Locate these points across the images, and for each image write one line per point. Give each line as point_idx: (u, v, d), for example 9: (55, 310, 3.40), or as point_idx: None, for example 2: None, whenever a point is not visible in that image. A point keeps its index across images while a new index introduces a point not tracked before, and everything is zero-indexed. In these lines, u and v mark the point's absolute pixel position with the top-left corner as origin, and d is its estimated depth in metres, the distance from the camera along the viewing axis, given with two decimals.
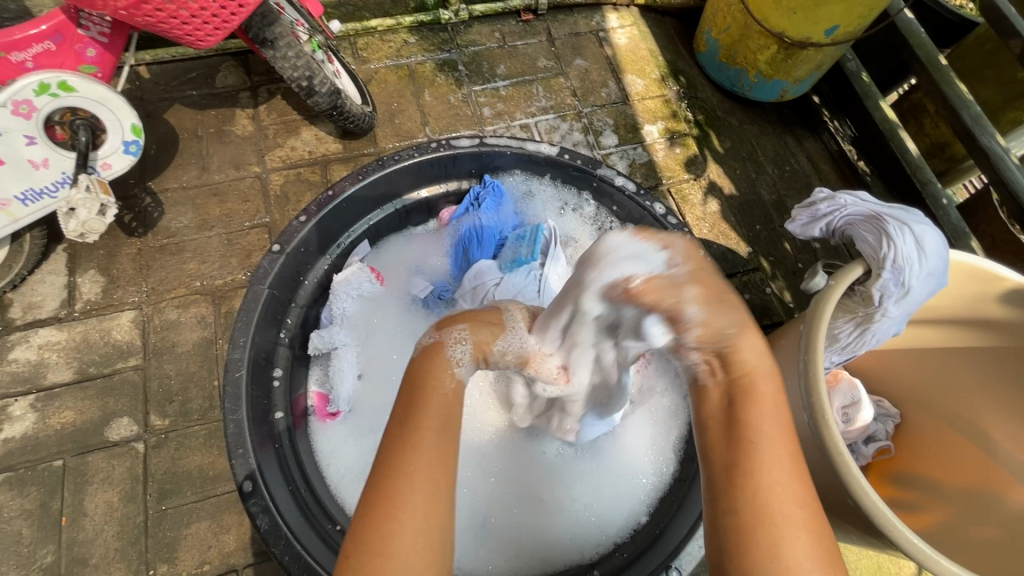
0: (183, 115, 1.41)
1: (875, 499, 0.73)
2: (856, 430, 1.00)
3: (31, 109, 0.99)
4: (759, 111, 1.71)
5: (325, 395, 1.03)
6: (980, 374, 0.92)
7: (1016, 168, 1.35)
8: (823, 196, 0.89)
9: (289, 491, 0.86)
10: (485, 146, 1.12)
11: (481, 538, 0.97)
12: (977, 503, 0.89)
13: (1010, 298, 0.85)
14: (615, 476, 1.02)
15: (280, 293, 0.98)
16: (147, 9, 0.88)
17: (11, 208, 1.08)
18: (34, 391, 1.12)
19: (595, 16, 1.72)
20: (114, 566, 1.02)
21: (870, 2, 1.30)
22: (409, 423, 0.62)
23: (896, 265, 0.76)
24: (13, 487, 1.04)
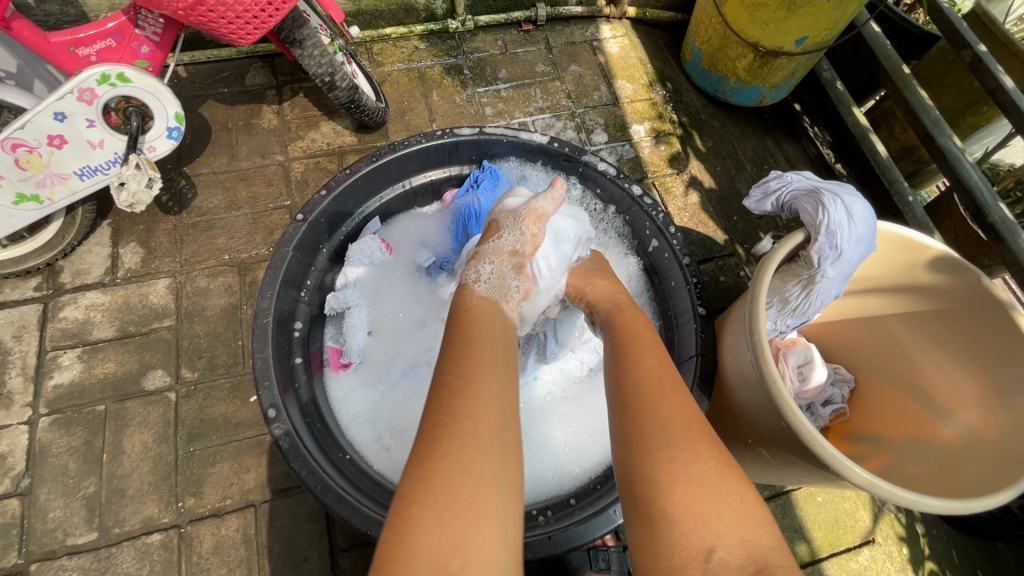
0: (216, 109, 1.57)
1: (804, 418, 0.84)
2: (811, 390, 1.13)
3: (93, 96, 1.14)
4: (741, 115, 1.85)
5: (339, 349, 1.18)
6: (912, 334, 1.05)
7: (969, 165, 1.48)
8: (774, 175, 1.04)
9: (305, 422, 1.00)
10: (484, 134, 1.25)
11: None
12: (910, 446, 1.00)
13: (938, 265, 0.98)
14: (590, 422, 1.16)
15: (302, 256, 1.11)
16: (202, 10, 1.04)
17: (69, 182, 1.23)
18: (81, 344, 1.26)
19: (589, 27, 1.88)
20: (147, 497, 1.15)
21: (834, 14, 1.45)
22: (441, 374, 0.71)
23: (829, 230, 0.90)
24: (61, 427, 1.18)
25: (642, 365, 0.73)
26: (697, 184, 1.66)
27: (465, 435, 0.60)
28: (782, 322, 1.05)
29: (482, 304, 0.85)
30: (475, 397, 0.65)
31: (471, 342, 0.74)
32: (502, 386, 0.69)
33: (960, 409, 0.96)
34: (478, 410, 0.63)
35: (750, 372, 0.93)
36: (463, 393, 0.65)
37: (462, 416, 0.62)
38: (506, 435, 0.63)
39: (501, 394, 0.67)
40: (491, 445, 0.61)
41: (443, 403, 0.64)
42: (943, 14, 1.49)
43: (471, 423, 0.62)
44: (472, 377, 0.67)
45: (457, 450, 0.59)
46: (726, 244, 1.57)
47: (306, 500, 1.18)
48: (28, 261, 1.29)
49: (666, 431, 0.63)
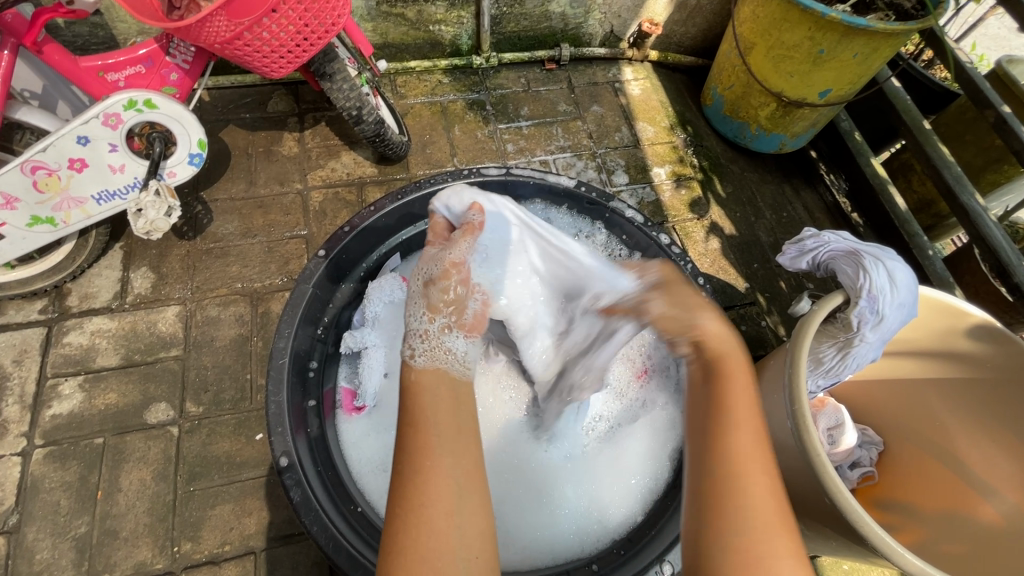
0: (236, 135, 1.56)
1: (850, 497, 0.80)
2: (840, 453, 1.07)
3: (118, 122, 1.13)
4: (759, 161, 1.85)
5: (353, 391, 1.15)
6: (949, 399, 1.01)
7: (993, 223, 1.43)
8: (811, 234, 1.05)
9: (318, 471, 0.95)
10: (511, 176, 1.25)
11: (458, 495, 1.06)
12: (948, 523, 0.95)
13: (975, 333, 0.95)
14: (612, 478, 1.13)
15: (322, 293, 1.09)
16: (238, 44, 1.03)
17: (86, 206, 1.21)
18: (83, 372, 1.22)
19: (611, 68, 1.90)
20: (141, 540, 1.09)
21: (857, 70, 1.46)
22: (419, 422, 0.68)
23: (870, 294, 0.88)
24: (56, 460, 1.13)
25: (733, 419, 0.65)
26: (717, 230, 1.65)
27: (426, 539, 0.59)
28: (813, 382, 1.01)
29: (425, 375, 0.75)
30: (426, 487, 0.62)
31: (419, 420, 0.68)
32: (456, 454, 0.65)
33: (1003, 487, 0.92)
34: (432, 503, 0.61)
35: (788, 441, 0.89)
36: (416, 486, 0.62)
37: (415, 514, 0.60)
38: (466, 518, 0.61)
39: (452, 470, 0.63)
40: (452, 536, 0.59)
41: (398, 497, 0.62)
42: (967, 74, 1.50)
43: (429, 521, 0.60)
44: (423, 462, 0.63)
45: (422, 555, 0.58)
46: (747, 292, 1.55)
47: (310, 549, 1.12)
48: (35, 283, 1.26)
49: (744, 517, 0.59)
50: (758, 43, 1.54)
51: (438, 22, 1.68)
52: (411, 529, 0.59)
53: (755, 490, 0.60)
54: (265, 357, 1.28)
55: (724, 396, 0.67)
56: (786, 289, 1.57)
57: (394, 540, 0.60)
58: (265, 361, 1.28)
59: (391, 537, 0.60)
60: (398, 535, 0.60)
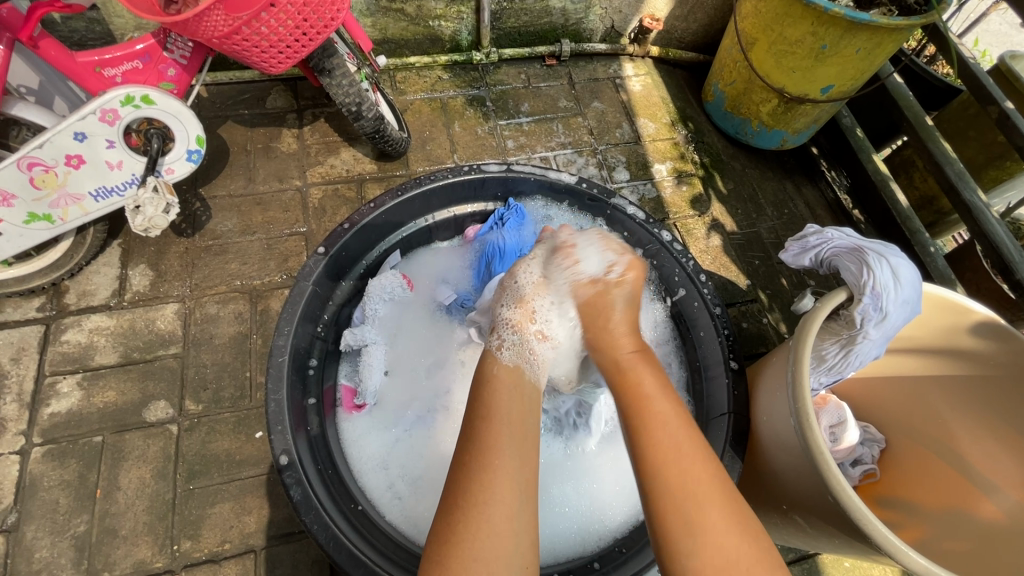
0: (235, 131, 1.55)
1: (853, 495, 0.79)
2: (841, 450, 1.07)
3: (115, 117, 1.12)
4: (761, 157, 1.84)
5: (353, 389, 1.14)
6: (951, 397, 1.01)
7: (995, 220, 1.42)
8: (813, 230, 1.04)
9: (318, 470, 0.94)
10: (511, 172, 1.24)
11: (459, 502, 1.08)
12: (950, 520, 0.95)
13: (978, 330, 0.95)
14: (613, 477, 1.13)
15: (321, 290, 1.08)
16: (236, 39, 1.02)
17: (84, 203, 1.20)
18: (82, 370, 1.21)
19: (612, 65, 1.89)
20: (141, 538, 1.08)
21: (860, 66, 1.45)
22: (482, 422, 0.70)
23: (874, 291, 0.88)
24: (55, 458, 1.12)
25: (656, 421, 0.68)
26: (719, 227, 1.64)
27: (479, 536, 0.60)
28: (815, 379, 1.01)
29: (504, 371, 0.80)
30: (493, 484, 0.63)
31: (492, 414, 0.71)
32: (523, 460, 0.66)
33: (1005, 484, 0.92)
34: (493, 503, 0.62)
35: (791, 438, 0.89)
36: (480, 483, 0.63)
37: (477, 509, 0.61)
38: (524, 525, 0.62)
39: (518, 472, 0.64)
40: (511, 538, 0.60)
41: (461, 487, 0.64)
42: (970, 69, 1.49)
43: (489, 519, 0.61)
44: (491, 459, 0.65)
45: (473, 551, 0.59)
46: (748, 290, 1.54)
47: (310, 547, 1.12)
48: (33, 280, 1.25)
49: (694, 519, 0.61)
50: (760, 39, 1.53)
51: (438, 17, 1.67)
52: (473, 523, 0.60)
53: (702, 487, 0.63)
54: (265, 355, 1.28)
55: (642, 399, 0.71)
56: (787, 286, 1.57)
57: (452, 530, 0.61)
58: (264, 359, 1.27)
59: (447, 528, 0.61)
60: (458, 526, 0.61)
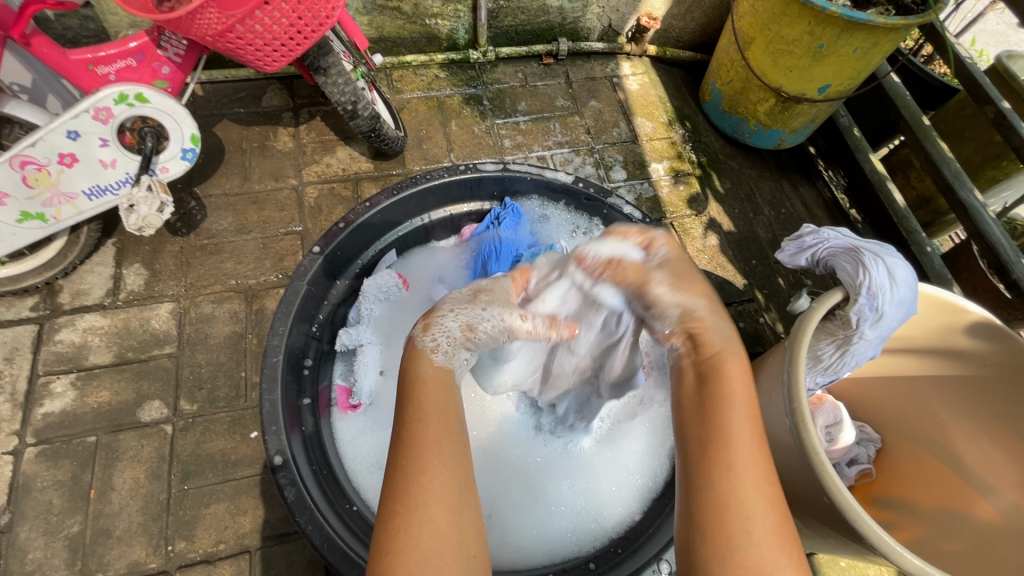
0: (230, 129, 1.54)
1: (848, 496, 0.79)
2: (838, 450, 1.07)
3: (108, 116, 1.11)
4: (758, 156, 1.84)
5: (348, 388, 1.14)
6: (947, 397, 1.01)
7: (992, 220, 1.42)
8: (809, 230, 1.04)
9: (312, 470, 0.94)
10: (507, 171, 1.24)
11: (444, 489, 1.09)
12: (945, 520, 0.95)
13: (973, 330, 0.95)
14: (609, 476, 1.13)
15: (316, 290, 1.08)
16: (231, 37, 1.02)
17: (77, 202, 1.19)
18: (76, 370, 1.20)
19: (609, 63, 1.88)
20: (135, 539, 1.08)
21: (858, 65, 1.45)
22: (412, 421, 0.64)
23: (870, 291, 0.88)
24: (48, 459, 1.12)
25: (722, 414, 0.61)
26: (716, 226, 1.64)
27: (416, 541, 0.56)
28: (811, 380, 1.01)
29: (444, 370, 0.70)
30: (428, 486, 0.59)
31: (421, 412, 0.65)
32: (459, 455, 0.63)
33: (1001, 484, 0.92)
34: (434, 502, 0.58)
35: (786, 439, 0.89)
36: (413, 486, 0.59)
37: (412, 514, 0.57)
38: (467, 521, 0.59)
39: (457, 471, 0.61)
40: (454, 536, 0.57)
41: (396, 492, 0.59)
42: (967, 69, 1.49)
43: (429, 520, 0.57)
44: (425, 460, 0.60)
45: (419, 554, 0.55)
46: (745, 289, 1.54)
47: (305, 548, 1.11)
48: (26, 280, 1.24)
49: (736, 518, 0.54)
50: (757, 38, 1.53)
51: (434, 15, 1.66)
52: (410, 529, 0.56)
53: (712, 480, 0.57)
54: (260, 355, 1.27)
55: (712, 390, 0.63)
56: (784, 286, 1.57)
57: (391, 538, 0.57)
58: (259, 359, 1.27)
59: (388, 535, 0.57)
60: (395, 534, 0.57)
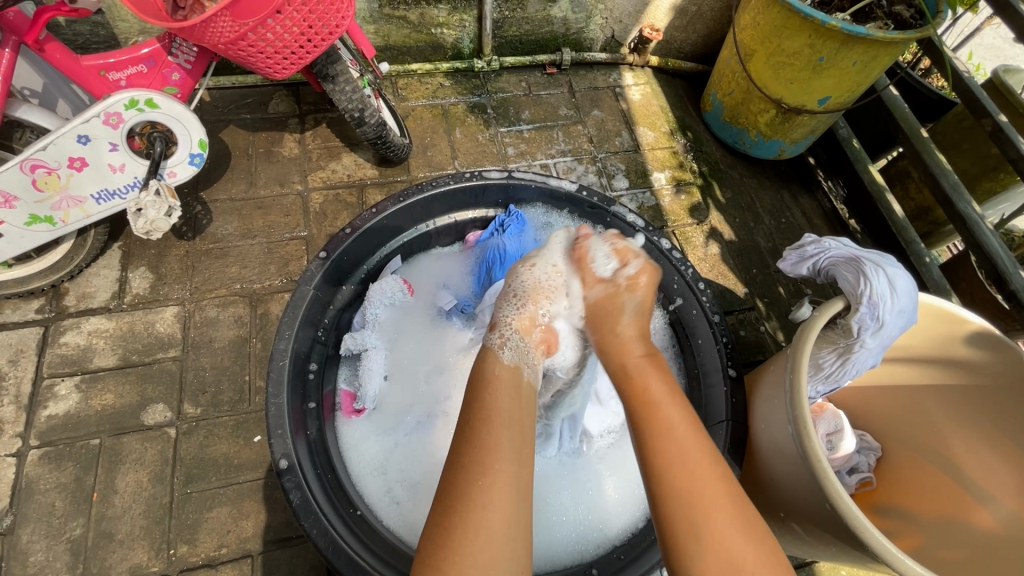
0: (237, 135, 1.56)
1: (851, 503, 0.80)
2: (840, 458, 1.07)
3: (119, 121, 1.12)
4: (759, 167, 1.86)
5: (353, 393, 1.15)
6: (945, 406, 1.02)
7: (989, 232, 1.43)
8: (811, 240, 1.06)
9: (317, 474, 0.94)
10: (512, 179, 1.26)
11: (413, 496, 1.08)
12: (947, 529, 0.96)
13: (973, 340, 0.96)
14: (612, 486, 1.14)
15: (323, 294, 1.09)
16: (242, 45, 1.03)
17: (85, 206, 1.20)
18: (80, 372, 1.21)
19: (612, 73, 1.90)
20: (137, 542, 1.08)
21: (857, 78, 1.47)
22: (481, 424, 0.68)
23: (871, 301, 0.89)
24: (51, 461, 1.12)
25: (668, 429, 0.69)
26: (717, 235, 1.66)
27: (475, 540, 0.58)
28: (812, 388, 1.02)
29: (506, 371, 0.78)
30: (490, 489, 0.62)
31: (490, 417, 0.69)
32: (520, 466, 0.65)
33: (1000, 493, 0.92)
34: (492, 507, 0.61)
35: (789, 446, 0.89)
36: (478, 485, 0.62)
37: (477, 514, 0.60)
38: (520, 528, 0.61)
39: (514, 477, 0.63)
40: (508, 541, 0.59)
41: (457, 491, 0.62)
42: (964, 83, 1.51)
43: (488, 524, 0.60)
44: (489, 462, 0.64)
45: (474, 557, 0.57)
46: (746, 297, 1.56)
47: (307, 552, 1.11)
48: (33, 282, 1.25)
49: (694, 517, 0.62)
50: (758, 50, 1.55)
51: (440, 25, 1.68)
52: (470, 528, 0.59)
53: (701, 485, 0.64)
54: (264, 359, 1.28)
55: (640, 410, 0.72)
56: (784, 295, 1.58)
57: (448, 536, 0.59)
58: (264, 363, 1.27)
59: (443, 531, 0.60)
60: (455, 533, 0.59)
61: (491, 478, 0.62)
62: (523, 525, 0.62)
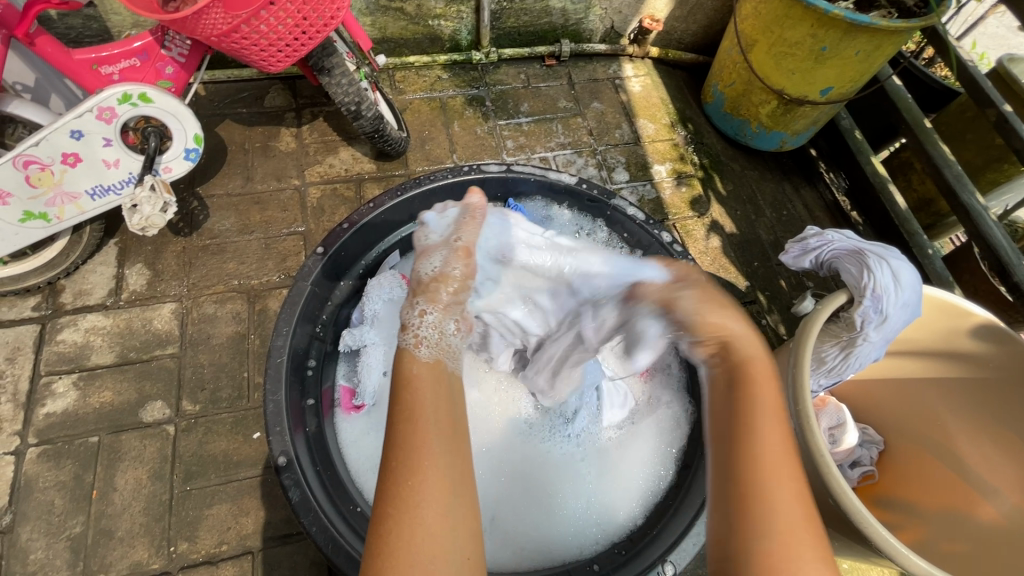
0: (233, 130, 1.54)
1: (855, 498, 0.79)
2: (841, 452, 1.06)
3: (112, 116, 1.11)
4: (760, 158, 1.84)
5: (352, 389, 1.14)
6: (947, 399, 1.02)
7: (994, 223, 1.41)
8: (813, 233, 1.05)
9: (316, 471, 0.94)
10: (511, 172, 1.24)
11: None
12: (948, 521, 0.95)
13: (979, 332, 0.95)
14: (614, 481, 1.13)
15: (320, 290, 1.08)
16: (235, 37, 1.01)
17: (80, 202, 1.19)
18: (78, 370, 1.20)
19: (612, 65, 1.88)
20: (138, 540, 1.07)
21: (861, 67, 1.45)
22: (407, 419, 0.61)
23: (874, 293, 0.88)
24: (50, 459, 1.12)
25: (751, 438, 0.58)
26: (718, 228, 1.64)
27: (409, 544, 0.53)
28: (815, 382, 1.01)
29: (427, 369, 0.67)
30: (422, 487, 0.56)
31: (417, 411, 0.61)
32: (456, 456, 0.59)
33: (1003, 486, 0.92)
34: (427, 506, 0.55)
35: None
36: (410, 483, 0.56)
37: (411, 513, 0.54)
38: (461, 522, 0.56)
39: (450, 469, 0.57)
40: (447, 541, 0.54)
41: (391, 490, 0.56)
42: (969, 72, 1.49)
43: (424, 522, 0.54)
44: (420, 458, 0.57)
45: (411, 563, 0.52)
46: (747, 291, 1.55)
47: (307, 549, 1.11)
48: (28, 279, 1.24)
49: (759, 510, 0.54)
50: (759, 40, 1.53)
51: (437, 16, 1.66)
52: (404, 529, 0.54)
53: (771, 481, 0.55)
54: (262, 356, 1.27)
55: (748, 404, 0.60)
56: (786, 288, 1.57)
57: (383, 539, 0.54)
58: (262, 359, 1.26)
59: (382, 535, 0.54)
60: (389, 536, 0.54)
61: (426, 476, 0.56)
62: (465, 519, 0.57)
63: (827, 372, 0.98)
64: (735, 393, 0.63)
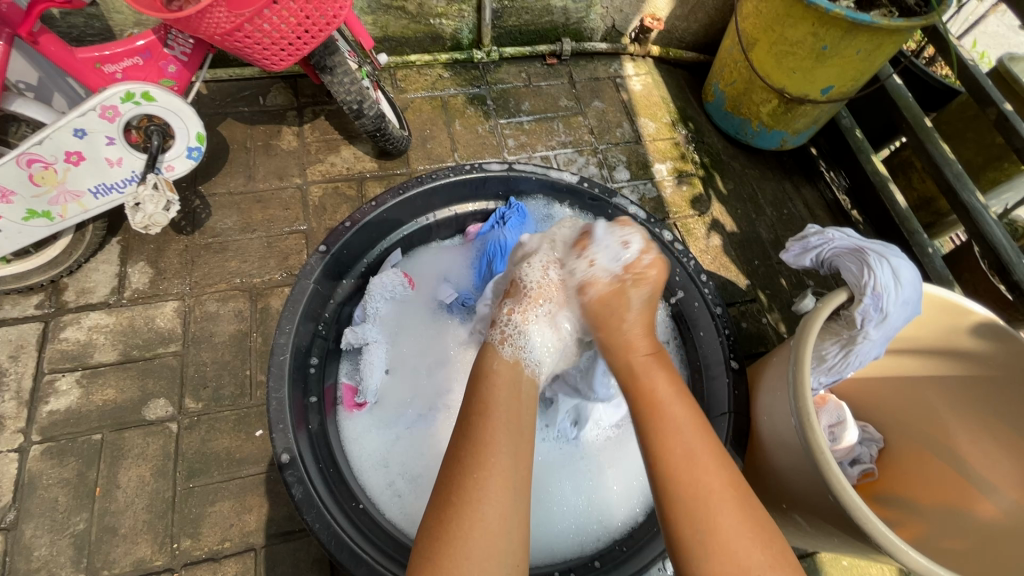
0: (235, 128, 1.54)
1: (854, 495, 0.79)
2: (841, 449, 1.07)
3: (115, 114, 1.11)
4: (760, 157, 1.85)
5: (354, 387, 1.14)
6: (947, 397, 1.02)
7: (994, 222, 1.41)
8: (814, 230, 1.05)
9: (319, 468, 0.94)
10: (513, 171, 1.24)
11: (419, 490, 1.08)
12: (947, 518, 0.96)
13: (978, 330, 0.95)
14: (613, 478, 1.14)
15: (323, 288, 1.08)
16: (238, 36, 1.02)
17: (83, 200, 1.20)
18: (81, 368, 1.20)
19: (613, 64, 1.89)
20: (141, 537, 1.08)
21: (862, 66, 1.45)
22: (479, 417, 0.69)
23: (875, 292, 0.88)
24: (54, 456, 1.12)
25: (688, 445, 0.67)
26: (718, 227, 1.65)
27: (467, 530, 0.59)
28: (815, 379, 1.01)
29: (504, 367, 0.79)
30: (485, 483, 0.62)
31: (488, 410, 0.70)
32: (515, 459, 0.65)
33: (1002, 484, 0.93)
34: (486, 502, 0.61)
35: (793, 439, 0.89)
36: (473, 478, 0.63)
37: (471, 506, 0.61)
38: (516, 522, 0.61)
39: (514, 470, 0.64)
40: (500, 537, 0.60)
41: (454, 482, 0.63)
42: (970, 71, 1.49)
43: (483, 518, 0.60)
44: (487, 453, 0.64)
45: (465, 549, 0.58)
46: (748, 289, 1.55)
47: (310, 545, 1.12)
48: (31, 278, 1.25)
49: (705, 509, 0.61)
50: (760, 40, 1.54)
51: (439, 15, 1.66)
52: (465, 520, 0.60)
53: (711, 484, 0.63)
54: (264, 354, 1.27)
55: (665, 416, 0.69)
56: (786, 286, 1.58)
57: (443, 527, 0.60)
58: (264, 357, 1.27)
59: (442, 522, 0.60)
60: (449, 522, 0.60)
61: (486, 475, 0.63)
62: (519, 519, 0.63)
63: (829, 369, 0.99)
64: (665, 409, 0.71)
